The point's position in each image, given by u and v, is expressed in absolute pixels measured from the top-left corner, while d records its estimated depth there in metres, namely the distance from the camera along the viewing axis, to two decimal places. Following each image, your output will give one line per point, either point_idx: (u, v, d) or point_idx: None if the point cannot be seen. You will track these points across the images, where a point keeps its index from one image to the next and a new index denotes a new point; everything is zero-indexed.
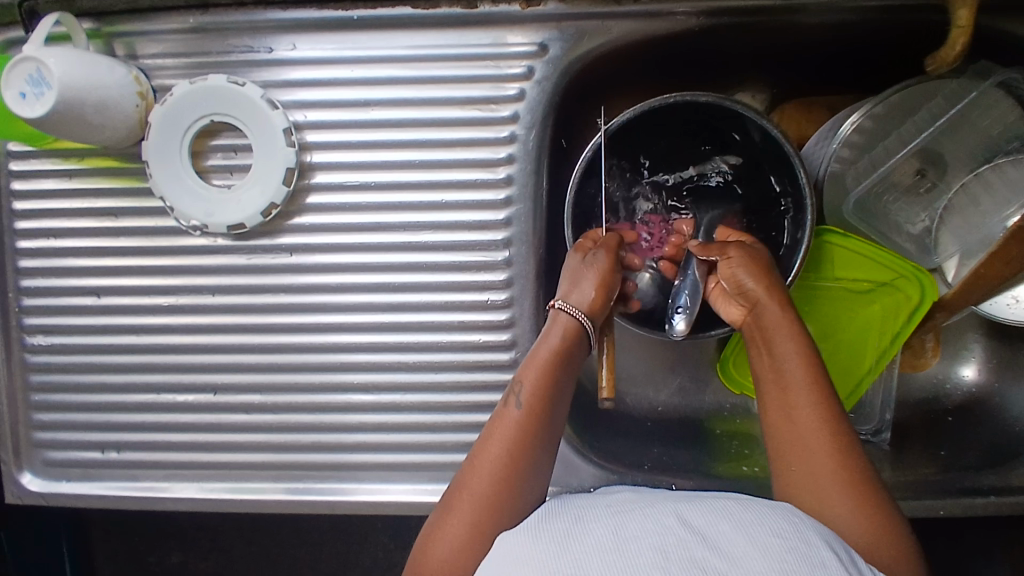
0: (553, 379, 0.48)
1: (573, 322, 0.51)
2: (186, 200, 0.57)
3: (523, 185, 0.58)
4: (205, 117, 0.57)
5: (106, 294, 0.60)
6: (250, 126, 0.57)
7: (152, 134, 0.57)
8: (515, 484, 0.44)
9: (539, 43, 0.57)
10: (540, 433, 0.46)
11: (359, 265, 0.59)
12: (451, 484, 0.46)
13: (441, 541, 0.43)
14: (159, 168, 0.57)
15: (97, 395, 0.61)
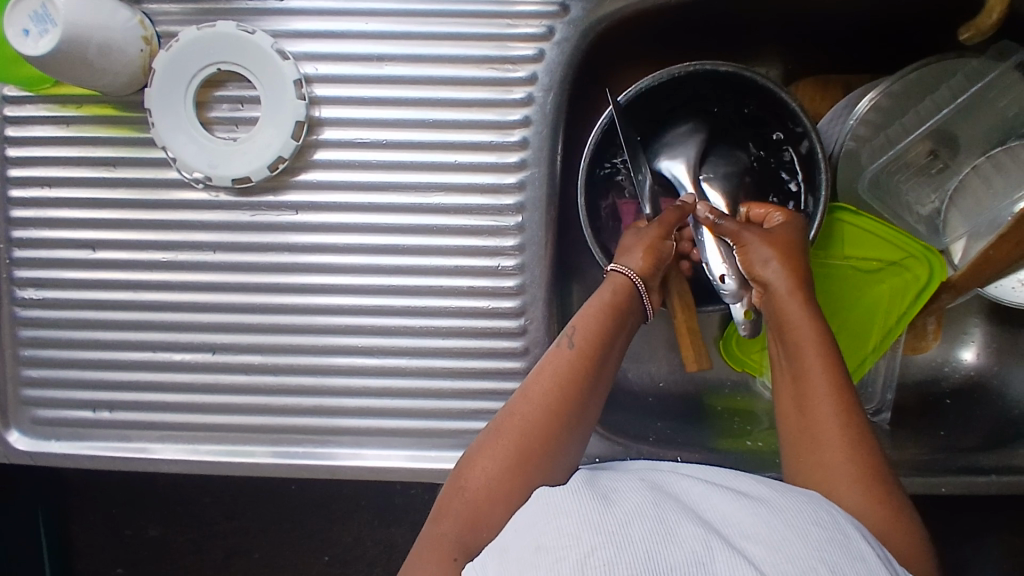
0: (604, 331, 0.50)
1: (625, 280, 0.53)
2: (189, 150, 0.55)
3: (539, 150, 0.57)
4: (211, 66, 0.55)
5: (101, 248, 0.58)
6: (258, 76, 0.55)
7: (155, 80, 0.54)
8: (564, 422, 0.46)
9: (561, 3, 0.56)
10: (590, 373, 0.48)
11: (365, 226, 0.57)
12: (499, 414, 0.48)
13: (485, 472, 0.45)
14: (161, 116, 0.55)
15: (90, 353, 0.59)
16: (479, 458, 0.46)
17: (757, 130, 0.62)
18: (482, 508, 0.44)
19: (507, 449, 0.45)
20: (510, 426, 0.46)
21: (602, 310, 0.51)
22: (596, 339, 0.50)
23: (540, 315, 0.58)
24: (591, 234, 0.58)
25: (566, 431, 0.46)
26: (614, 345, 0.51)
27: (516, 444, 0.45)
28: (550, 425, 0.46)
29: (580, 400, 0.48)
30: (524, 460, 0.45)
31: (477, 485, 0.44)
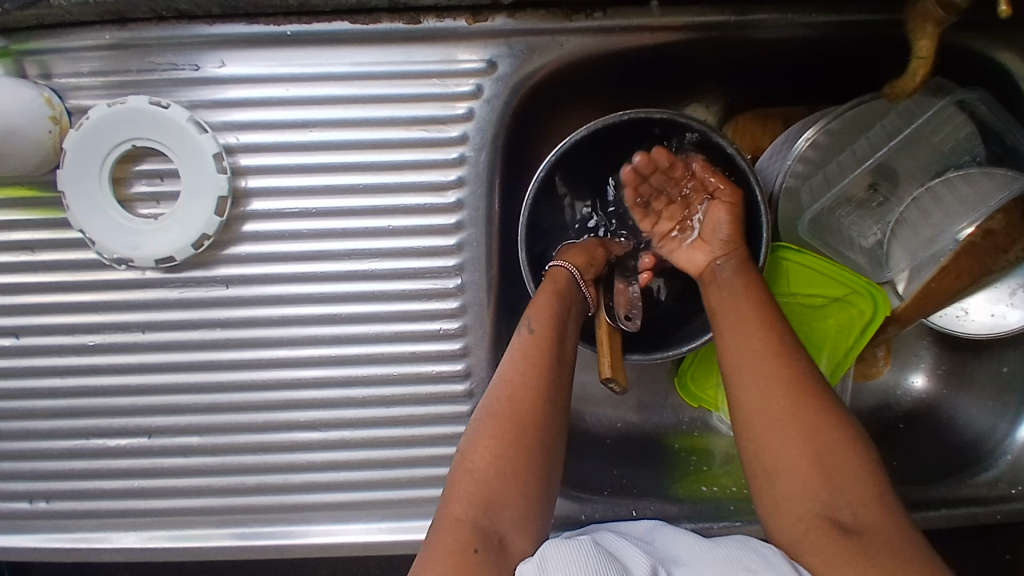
0: (558, 313, 0.53)
1: (564, 271, 0.56)
2: (108, 232, 0.53)
3: (475, 209, 0.56)
4: (125, 142, 0.52)
5: (25, 334, 0.55)
6: (177, 151, 0.52)
7: (67, 161, 0.52)
8: (544, 403, 0.48)
9: (487, 60, 0.54)
10: (552, 344, 0.51)
11: (301, 296, 0.56)
12: (477, 411, 0.49)
13: (478, 463, 0.46)
14: (78, 199, 0.52)
15: (23, 442, 0.56)
16: (479, 447, 0.46)
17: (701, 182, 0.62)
18: (489, 495, 0.45)
19: (496, 445, 0.46)
20: (497, 421, 0.47)
21: (555, 293, 0.54)
22: (554, 321, 0.52)
23: (485, 374, 0.57)
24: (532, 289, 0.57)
25: (546, 424, 0.48)
26: (571, 320, 0.54)
27: (506, 431, 0.46)
28: (530, 417, 0.47)
29: (554, 376, 0.49)
30: (520, 455, 0.46)
31: (480, 482, 0.45)
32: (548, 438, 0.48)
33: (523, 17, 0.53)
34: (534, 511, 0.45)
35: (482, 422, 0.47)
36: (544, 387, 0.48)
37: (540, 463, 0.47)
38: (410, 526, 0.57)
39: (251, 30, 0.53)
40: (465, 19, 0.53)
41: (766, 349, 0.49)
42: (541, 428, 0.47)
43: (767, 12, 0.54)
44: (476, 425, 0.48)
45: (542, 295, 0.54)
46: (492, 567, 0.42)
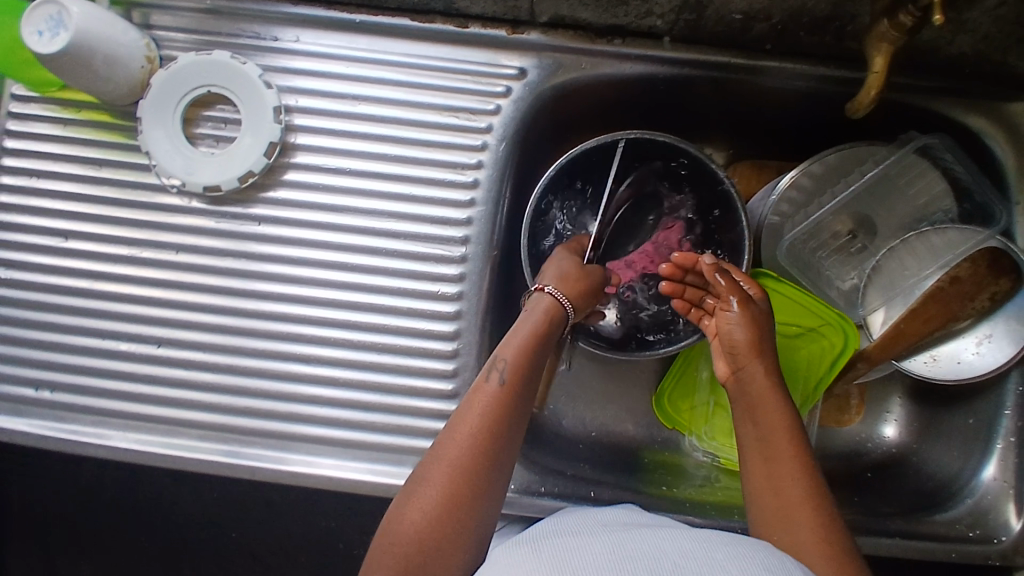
0: (531, 361, 0.55)
1: (553, 301, 0.59)
2: (170, 158, 0.61)
3: (489, 191, 0.63)
4: (202, 87, 0.61)
5: (73, 238, 0.62)
6: (242, 101, 0.61)
7: (151, 94, 0.61)
8: (488, 458, 0.50)
9: (521, 68, 0.63)
10: (512, 408, 0.53)
11: (320, 242, 0.62)
12: (431, 451, 0.51)
13: (415, 510, 0.47)
14: (151, 126, 0.61)
15: (43, 332, 0.62)
16: (416, 499, 0.48)
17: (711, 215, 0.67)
18: (419, 551, 0.46)
19: (443, 487, 0.48)
20: (446, 470, 0.49)
21: (527, 342, 0.56)
22: (518, 379, 0.54)
23: (473, 340, 0.62)
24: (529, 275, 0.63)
25: (493, 469, 0.50)
26: (535, 377, 0.55)
27: (447, 484, 0.48)
28: (478, 462, 0.49)
29: (503, 438, 0.51)
30: (463, 504, 0.48)
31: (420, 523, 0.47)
32: (489, 493, 0.49)
33: (555, 35, 0.63)
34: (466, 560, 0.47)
35: (437, 463, 0.49)
36: (491, 443, 0.50)
37: (476, 514, 0.48)
38: (378, 470, 0.60)
39: (326, 14, 0.63)
40: (506, 30, 0.63)
41: (795, 462, 0.51)
42: (482, 477, 0.49)
43: (765, 60, 0.62)
44: (427, 463, 0.50)
45: (512, 343, 0.56)
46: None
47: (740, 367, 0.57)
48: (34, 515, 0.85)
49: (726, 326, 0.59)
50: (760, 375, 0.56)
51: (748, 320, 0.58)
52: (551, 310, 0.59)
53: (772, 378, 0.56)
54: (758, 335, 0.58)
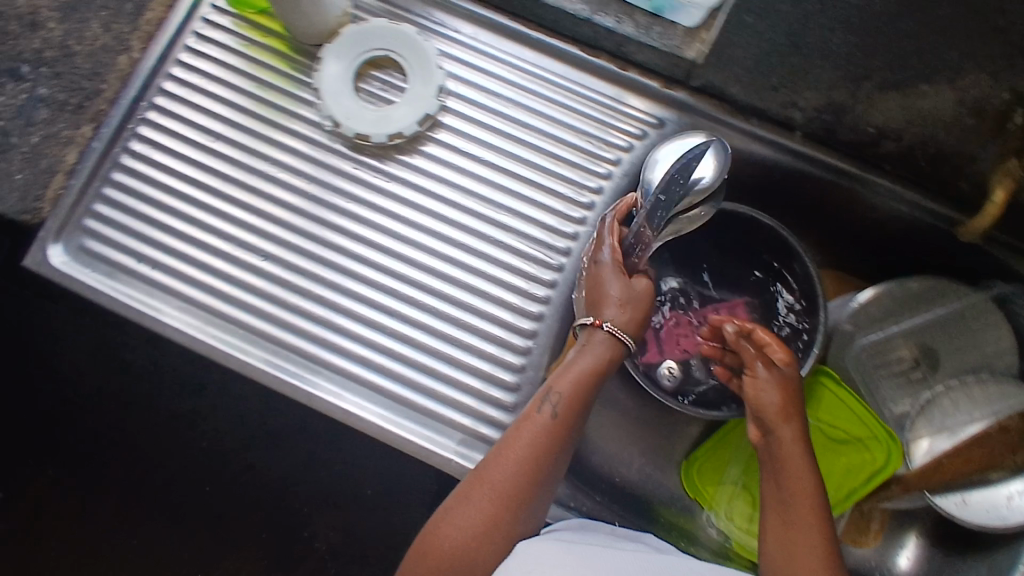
0: (582, 398, 0.56)
1: (608, 334, 0.57)
2: (334, 101, 0.67)
3: (600, 215, 0.67)
4: (381, 50, 0.68)
5: (217, 141, 0.67)
6: (412, 72, 0.67)
7: (336, 42, 0.67)
8: (527, 480, 0.53)
9: (660, 119, 0.68)
10: (562, 437, 0.55)
11: (435, 214, 0.67)
12: (478, 464, 0.55)
13: (457, 520, 0.52)
14: (327, 69, 0.67)
15: (161, 214, 0.66)
16: (459, 512, 0.53)
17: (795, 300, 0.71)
18: (461, 558, 0.52)
19: (484, 516, 0.52)
20: (487, 497, 0.53)
21: (586, 380, 0.56)
22: (569, 417, 0.55)
23: (545, 344, 0.65)
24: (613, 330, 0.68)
25: (533, 491, 0.53)
26: (586, 411, 0.57)
27: (489, 504, 0.52)
28: (520, 498, 0.53)
29: (548, 462, 0.54)
30: (503, 538, 0.52)
31: (459, 548, 0.52)
32: (526, 512, 0.53)
33: (702, 99, 0.67)
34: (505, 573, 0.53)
35: (483, 493, 0.53)
36: (535, 468, 0.54)
37: (511, 531, 0.53)
38: (424, 433, 0.63)
39: (507, 23, 0.69)
40: (660, 83, 0.68)
41: (816, 529, 0.56)
42: (521, 500, 0.53)
43: (880, 176, 0.66)
44: (473, 486, 0.53)
45: (571, 380, 0.56)
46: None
47: (771, 432, 0.61)
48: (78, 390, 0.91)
49: (763, 388, 0.63)
50: (788, 440, 0.60)
51: (778, 384, 0.62)
52: (605, 344, 0.57)
53: (802, 443, 0.60)
54: (795, 400, 0.62)
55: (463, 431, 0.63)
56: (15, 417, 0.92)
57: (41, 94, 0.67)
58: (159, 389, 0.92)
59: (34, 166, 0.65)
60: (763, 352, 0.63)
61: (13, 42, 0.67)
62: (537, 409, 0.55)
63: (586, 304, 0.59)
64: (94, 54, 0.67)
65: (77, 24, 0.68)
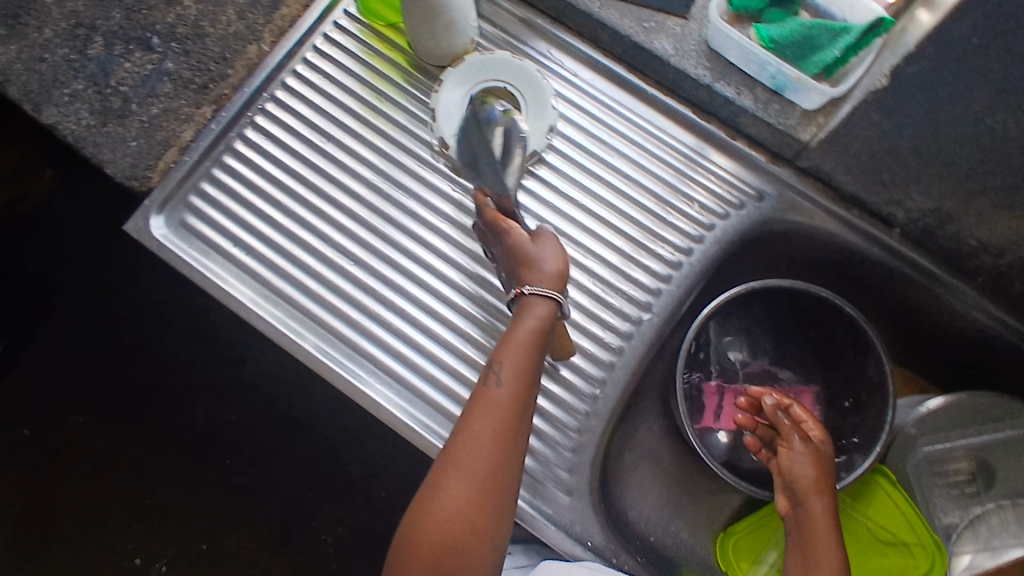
0: (529, 363, 0.56)
1: (548, 303, 0.59)
2: (447, 123, 0.69)
3: (686, 276, 0.68)
4: (501, 82, 0.68)
5: (329, 143, 0.70)
6: (528, 109, 0.69)
7: (460, 67, 0.68)
8: (500, 455, 0.53)
9: (761, 191, 0.69)
10: (519, 402, 0.55)
11: (524, 248, 0.69)
12: (446, 448, 0.54)
13: (446, 507, 0.51)
14: (446, 92, 0.68)
15: (264, 204, 0.69)
16: (446, 499, 0.51)
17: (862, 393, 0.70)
18: (456, 543, 0.51)
19: (470, 499, 0.51)
20: (471, 480, 0.52)
21: (530, 345, 0.57)
22: (521, 385, 0.56)
23: (611, 395, 0.66)
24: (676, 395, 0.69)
25: (508, 465, 0.53)
26: (535, 376, 0.57)
27: (472, 485, 0.52)
28: (499, 473, 0.52)
29: (515, 434, 0.54)
30: (489, 518, 0.52)
31: (449, 541, 0.51)
32: (507, 487, 0.53)
33: (804, 181, 0.69)
34: (496, 550, 0.52)
35: (457, 480, 0.52)
36: (507, 441, 0.53)
37: (498, 510, 0.52)
38: None
39: (626, 76, 0.71)
40: (766, 157, 0.69)
41: None
42: (500, 477, 0.52)
43: (969, 286, 0.66)
44: (444, 476, 0.52)
45: (518, 352, 0.57)
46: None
47: (801, 503, 0.64)
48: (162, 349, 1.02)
49: (796, 459, 0.65)
50: (819, 512, 0.62)
51: (812, 458, 0.65)
52: (550, 303, 0.59)
53: (831, 516, 0.62)
54: (826, 475, 0.64)
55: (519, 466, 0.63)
56: (98, 360, 1.02)
57: (166, 68, 0.68)
58: (241, 356, 1.03)
59: (150, 137, 0.66)
60: (799, 426, 0.67)
61: (148, 13, 0.69)
62: (491, 387, 0.55)
63: (517, 279, 0.61)
64: (225, 39, 0.69)
65: (213, 8, 0.70)
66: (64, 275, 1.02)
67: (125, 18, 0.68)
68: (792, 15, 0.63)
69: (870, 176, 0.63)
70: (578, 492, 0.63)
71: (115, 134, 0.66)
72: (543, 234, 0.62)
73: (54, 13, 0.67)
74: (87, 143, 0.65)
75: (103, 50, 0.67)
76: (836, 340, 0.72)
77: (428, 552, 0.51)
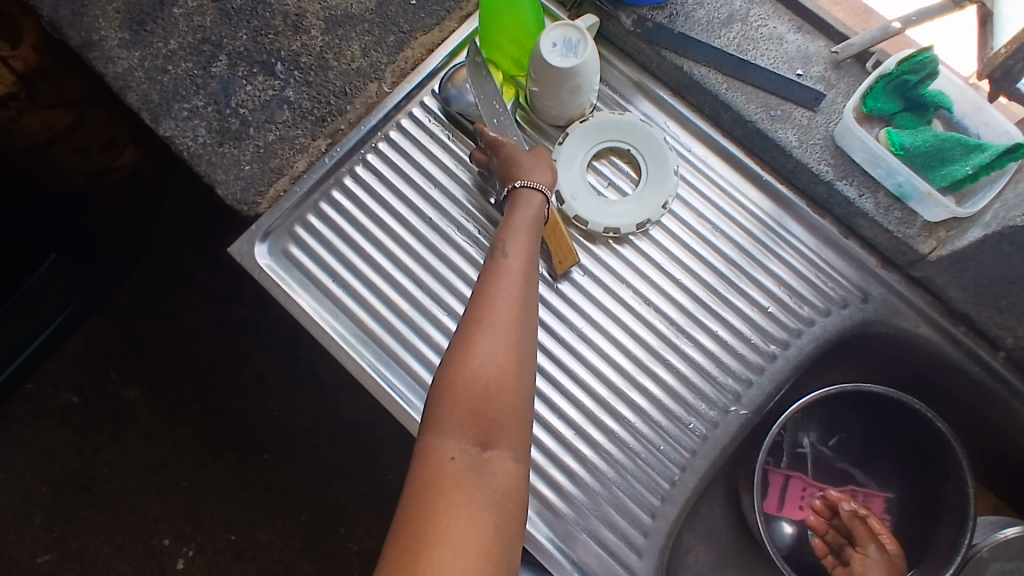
0: (529, 241, 0.54)
1: (540, 197, 0.58)
2: (568, 175, 0.70)
3: (779, 369, 0.68)
4: (625, 143, 0.71)
5: (437, 190, 0.71)
6: (649, 174, 0.70)
7: (590, 122, 0.70)
8: (526, 327, 0.48)
9: (866, 294, 0.68)
10: (528, 271, 0.52)
11: (617, 319, 0.68)
12: (462, 321, 0.48)
13: (476, 369, 0.45)
14: (572, 144, 0.70)
15: (365, 242, 0.69)
16: (475, 363, 0.45)
17: (936, 512, 0.68)
18: (485, 414, 0.44)
19: (503, 365, 0.46)
20: (502, 345, 0.46)
21: (531, 229, 0.56)
22: (527, 260, 0.53)
23: (688, 484, 0.66)
24: (755, 503, 0.65)
25: (530, 340, 0.48)
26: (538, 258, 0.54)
27: (504, 349, 0.46)
28: (526, 344, 0.48)
29: (533, 309, 0.50)
30: (523, 376, 0.46)
31: (484, 394, 0.45)
32: (530, 366, 0.48)
33: (912, 290, 0.68)
34: (523, 437, 0.46)
35: (489, 332, 0.46)
36: (528, 312, 0.49)
37: (526, 387, 0.47)
38: (550, 535, 0.62)
39: (743, 158, 0.71)
40: (875, 260, 0.69)
41: None
42: (527, 352, 0.48)
43: None
44: (471, 333, 0.46)
45: (520, 233, 0.54)
46: (487, 473, 0.42)
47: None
48: (240, 353, 1.08)
49: (871, 569, 0.65)
50: None
51: (886, 569, 0.64)
52: (538, 196, 0.58)
53: None
54: None
55: (586, 541, 0.63)
56: (178, 350, 1.08)
57: (287, 95, 0.69)
58: (308, 367, 1.08)
59: (263, 163, 0.67)
60: (876, 536, 0.66)
61: (274, 38, 0.69)
62: (498, 258, 0.52)
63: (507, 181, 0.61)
64: (347, 74, 0.70)
65: (339, 41, 0.70)
66: (164, 270, 1.10)
67: (251, 40, 0.69)
68: (925, 123, 0.62)
69: (985, 299, 0.62)
70: None
71: (229, 155, 0.67)
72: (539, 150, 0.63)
73: (182, 27, 0.69)
74: (202, 160, 0.66)
75: (227, 69, 0.68)
76: (916, 451, 0.71)
77: (465, 407, 0.44)
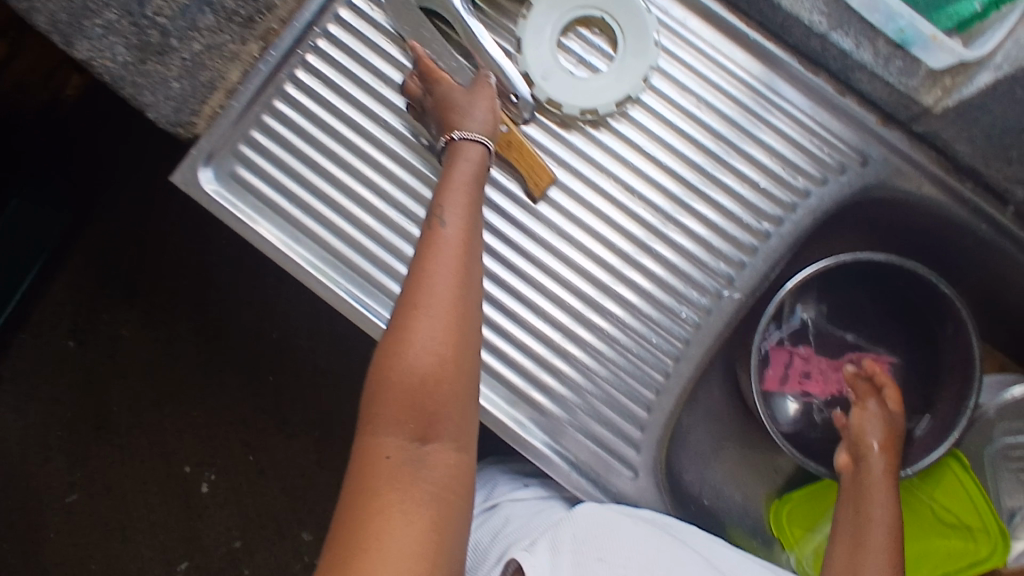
0: (468, 205, 0.51)
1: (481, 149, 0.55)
2: (536, 55, 0.63)
3: (772, 246, 0.64)
4: (597, 10, 0.63)
5: (390, 89, 0.65)
6: (626, 43, 0.63)
7: None
8: (468, 303, 0.46)
9: (866, 155, 0.63)
10: (467, 238, 0.49)
11: (597, 210, 0.64)
12: (400, 302, 0.46)
13: (413, 358, 0.43)
14: (536, 20, 0.63)
15: (318, 155, 0.64)
16: (411, 350, 0.43)
17: (945, 376, 0.66)
18: (424, 404, 0.43)
19: (443, 348, 0.44)
20: (441, 328, 0.44)
21: (471, 187, 0.52)
22: (468, 225, 0.50)
23: (682, 373, 0.64)
24: (755, 383, 0.63)
25: (474, 317, 0.47)
26: (480, 219, 0.52)
27: (442, 332, 0.44)
28: (469, 320, 0.46)
29: (475, 281, 0.48)
30: (465, 360, 0.45)
31: (423, 382, 0.43)
32: (476, 344, 0.46)
33: (915, 147, 0.62)
34: (469, 420, 0.45)
35: (425, 316, 0.44)
36: (470, 285, 0.47)
37: (470, 368, 0.45)
38: (543, 438, 0.61)
39: (726, 17, 0.64)
40: (875, 118, 0.63)
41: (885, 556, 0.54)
42: (471, 329, 0.46)
43: None
44: (408, 317, 0.45)
45: (459, 194, 0.51)
46: (427, 469, 0.42)
47: (862, 458, 0.61)
48: None
49: (868, 421, 0.63)
50: (879, 469, 0.60)
51: (881, 420, 0.63)
52: (479, 147, 0.55)
53: (892, 476, 0.59)
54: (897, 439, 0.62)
55: (581, 441, 0.62)
56: None
57: None
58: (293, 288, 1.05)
59: (194, 78, 0.60)
60: (877, 390, 0.65)
61: None
62: (436, 227, 0.49)
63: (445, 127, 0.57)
64: None
65: None
66: None
67: None
68: None
69: (993, 147, 0.56)
70: (643, 469, 0.62)
71: (155, 73, 0.58)
72: (480, 86, 0.58)
73: None
74: (126, 83, 0.58)
75: None
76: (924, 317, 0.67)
77: (402, 398, 0.43)
